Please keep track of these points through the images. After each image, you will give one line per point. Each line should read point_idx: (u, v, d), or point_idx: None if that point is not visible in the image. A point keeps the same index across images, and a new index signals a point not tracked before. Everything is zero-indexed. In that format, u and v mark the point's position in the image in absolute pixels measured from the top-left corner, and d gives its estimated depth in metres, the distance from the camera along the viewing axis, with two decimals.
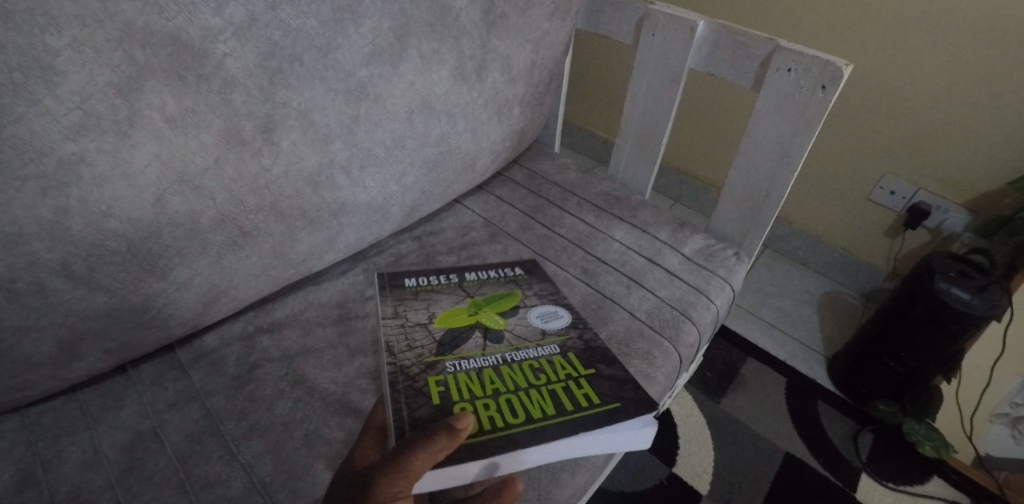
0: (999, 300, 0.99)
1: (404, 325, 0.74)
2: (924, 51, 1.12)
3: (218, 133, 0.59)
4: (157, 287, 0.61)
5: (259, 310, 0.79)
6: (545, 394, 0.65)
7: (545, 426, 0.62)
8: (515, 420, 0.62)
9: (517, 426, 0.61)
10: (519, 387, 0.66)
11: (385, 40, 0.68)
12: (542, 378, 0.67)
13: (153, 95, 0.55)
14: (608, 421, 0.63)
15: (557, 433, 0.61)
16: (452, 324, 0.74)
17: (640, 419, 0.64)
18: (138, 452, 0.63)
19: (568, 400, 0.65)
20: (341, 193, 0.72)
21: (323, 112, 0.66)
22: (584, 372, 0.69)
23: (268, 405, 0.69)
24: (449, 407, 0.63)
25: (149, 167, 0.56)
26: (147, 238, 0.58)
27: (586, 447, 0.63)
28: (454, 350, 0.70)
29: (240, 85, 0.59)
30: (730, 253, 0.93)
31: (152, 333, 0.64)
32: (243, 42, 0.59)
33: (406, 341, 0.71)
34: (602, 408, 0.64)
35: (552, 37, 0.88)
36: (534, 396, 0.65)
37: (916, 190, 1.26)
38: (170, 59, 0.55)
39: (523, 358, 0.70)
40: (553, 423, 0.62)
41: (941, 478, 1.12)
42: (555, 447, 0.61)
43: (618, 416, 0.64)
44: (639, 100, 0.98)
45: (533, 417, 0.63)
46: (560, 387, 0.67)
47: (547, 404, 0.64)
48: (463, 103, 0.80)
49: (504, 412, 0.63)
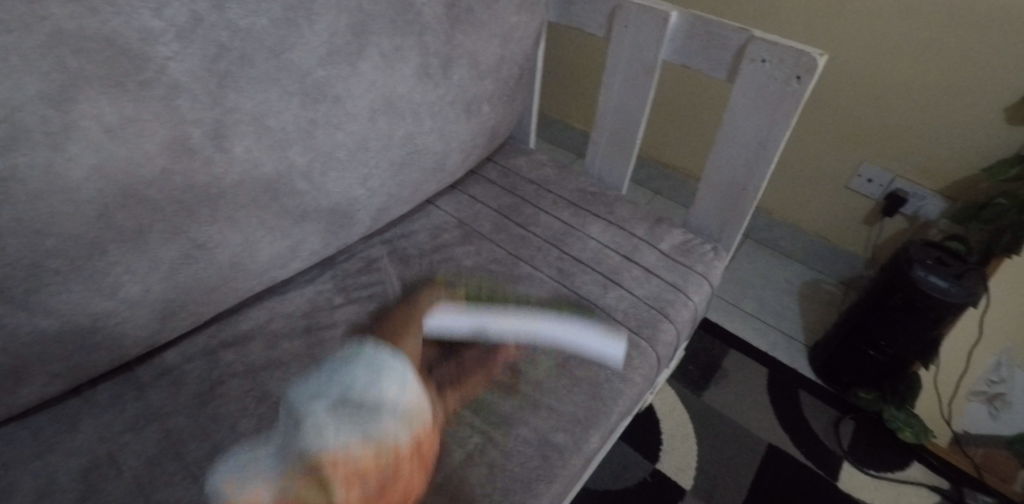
0: (975, 287, 0.99)
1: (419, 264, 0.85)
2: (901, 37, 1.11)
3: (164, 143, 0.56)
4: (106, 306, 0.58)
5: (223, 322, 0.76)
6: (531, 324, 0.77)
7: (529, 313, 0.78)
8: (507, 308, 0.78)
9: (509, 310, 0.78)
10: (512, 300, 0.80)
11: (342, 39, 0.64)
12: (529, 301, 0.80)
13: (88, 103, 0.51)
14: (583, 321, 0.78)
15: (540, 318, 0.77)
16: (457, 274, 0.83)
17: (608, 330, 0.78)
18: (95, 478, 0.61)
19: (549, 310, 0.79)
20: (302, 200, 0.69)
21: (278, 116, 0.63)
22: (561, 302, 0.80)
23: (232, 423, 0.66)
24: (459, 296, 0.79)
25: (89, 181, 0.52)
26: (91, 255, 0.55)
27: (566, 338, 0.76)
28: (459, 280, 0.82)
29: (186, 90, 0.56)
30: (708, 249, 0.92)
31: (106, 353, 0.61)
32: (188, 44, 0.55)
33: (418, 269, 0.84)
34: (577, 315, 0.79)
35: (522, 31, 0.85)
36: (522, 304, 0.79)
37: (893, 177, 1.25)
38: (107, 65, 0.51)
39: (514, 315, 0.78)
40: (536, 313, 0.78)
41: (920, 462, 1.13)
42: (537, 327, 0.77)
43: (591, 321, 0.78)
44: (613, 93, 0.96)
45: (523, 311, 0.78)
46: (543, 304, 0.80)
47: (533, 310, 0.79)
48: (429, 102, 0.77)
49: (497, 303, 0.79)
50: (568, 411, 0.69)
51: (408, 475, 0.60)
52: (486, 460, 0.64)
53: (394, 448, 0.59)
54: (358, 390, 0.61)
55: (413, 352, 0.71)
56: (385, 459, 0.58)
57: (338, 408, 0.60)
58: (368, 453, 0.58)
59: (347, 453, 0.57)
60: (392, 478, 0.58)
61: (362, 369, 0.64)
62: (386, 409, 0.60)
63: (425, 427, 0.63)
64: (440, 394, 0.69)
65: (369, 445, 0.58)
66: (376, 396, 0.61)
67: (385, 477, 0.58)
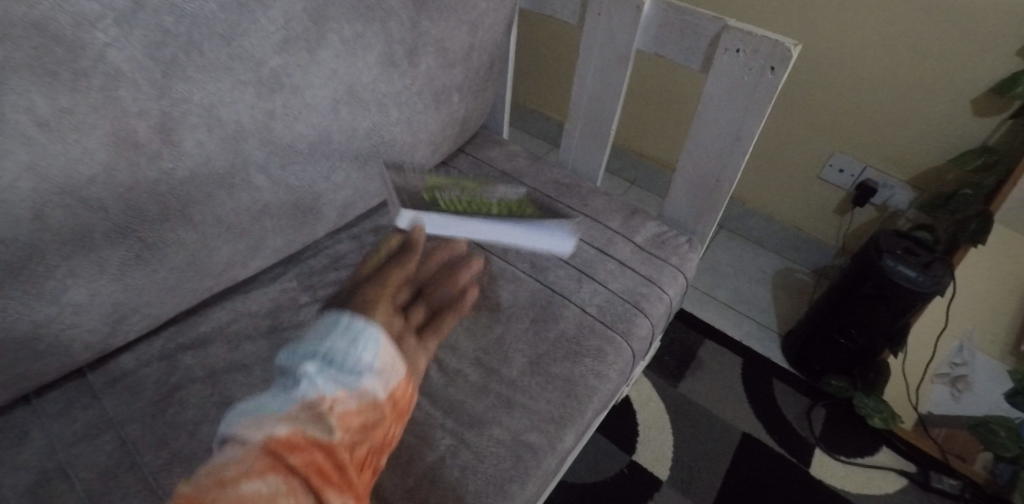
0: (942, 277, 1.01)
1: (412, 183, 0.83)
2: (872, 27, 1.10)
3: (105, 137, 0.52)
4: (48, 312, 0.55)
5: (181, 324, 0.73)
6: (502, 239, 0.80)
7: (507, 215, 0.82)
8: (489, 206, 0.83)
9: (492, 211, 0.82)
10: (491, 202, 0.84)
11: (300, 25, 0.61)
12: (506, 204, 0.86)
13: (18, 94, 0.47)
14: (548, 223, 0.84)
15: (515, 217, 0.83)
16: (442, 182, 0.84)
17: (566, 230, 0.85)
18: (43, 493, 0.57)
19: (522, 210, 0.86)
20: (262, 195, 0.65)
21: (232, 108, 0.59)
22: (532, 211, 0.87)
23: (191, 430, 0.63)
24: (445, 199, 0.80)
25: (20, 179, 0.48)
26: (27, 258, 0.51)
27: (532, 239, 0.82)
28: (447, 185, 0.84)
29: (128, 80, 0.52)
30: (683, 241, 0.91)
31: (50, 360, 0.58)
32: (128, 30, 0.51)
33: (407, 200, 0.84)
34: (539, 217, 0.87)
35: (492, 18, 0.82)
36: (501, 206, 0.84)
37: (864, 167, 1.26)
38: (36, 52, 0.47)
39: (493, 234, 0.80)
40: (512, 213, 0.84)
41: (888, 447, 1.15)
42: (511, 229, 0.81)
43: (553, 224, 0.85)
44: (586, 83, 0.94)
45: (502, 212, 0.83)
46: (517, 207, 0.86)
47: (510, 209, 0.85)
48: (395, 92, 0.74)
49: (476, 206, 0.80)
50: (543, 409, 0.68)
51: (389, 423, 0.53)
52: (459, 462, 0.62)
53: (377, 401, 0.51)
54: (337, 348, 0.51)
55: (387, 319, 0.57)
56: (372, 411, 0.50)
57: (320, 363, 0.50)
58: (353, 406, 0.49)
59: (336, 401, 0.48)
60: (376, 428, 0.50)
61: (337, 326, 0.53)
62: (368, 361, 0.51)
63: (410, 382, 0.55)
64: (419, 339, 0.60)
65: (357, 394, 0.49)
66: (361, 352, 0.51)
67: (370, 428, 0.50)
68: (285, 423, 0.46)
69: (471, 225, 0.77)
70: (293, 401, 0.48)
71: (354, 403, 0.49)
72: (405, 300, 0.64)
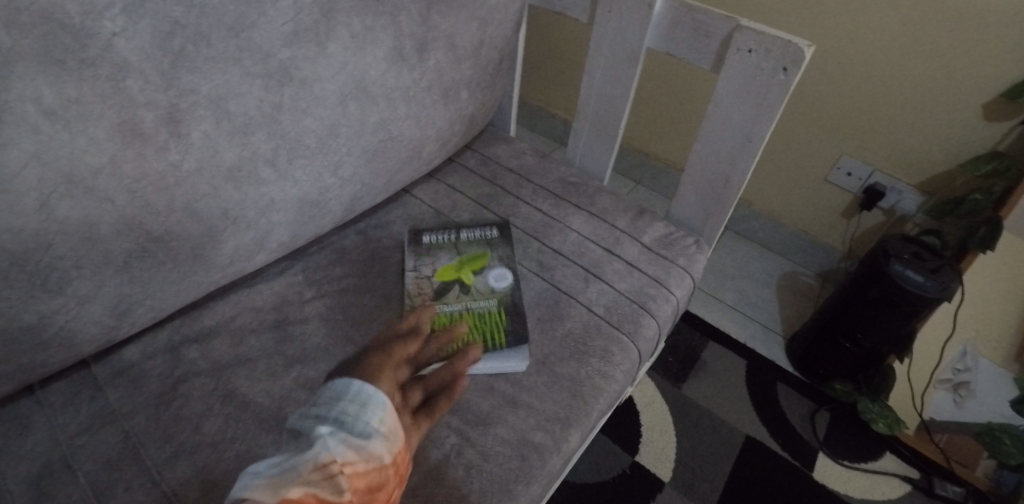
0: (950, 282, 1.00)
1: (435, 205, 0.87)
2: (884, 30, 1.09)
3: (112, 127, 0.52)
4: (53, 304, 0.54)
5: (186, 317, 0.72)
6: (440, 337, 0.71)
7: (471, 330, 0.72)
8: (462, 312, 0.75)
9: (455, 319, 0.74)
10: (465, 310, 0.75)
11: (309, 17, 0.60)
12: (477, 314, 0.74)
13: (25, 83, 0.47)
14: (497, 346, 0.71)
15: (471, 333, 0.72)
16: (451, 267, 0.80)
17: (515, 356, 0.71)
18: (46, 485, 0.57)
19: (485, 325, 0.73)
20: (268, 189, 0.65)
21: (240, 100, 0.58)
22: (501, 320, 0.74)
23: (195, 424, 0.63)
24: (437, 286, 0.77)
25: (26, 169, 0.48)
26: (33, 249, 0.51)
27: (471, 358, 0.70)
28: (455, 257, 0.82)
29: (136, 70, 0.52)
30: (690, 241, 0.90)
31: (54, 352, 0.57)
32: (136, 20, 0.51)
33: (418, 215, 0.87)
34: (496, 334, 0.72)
35: (501, 13, 0.82)
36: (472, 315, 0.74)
37: (872, 171, 1.25)
38: (44, 41, 0.47)
39: (454, 309, 0.75)
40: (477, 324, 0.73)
41: (892, 453, 1.14)
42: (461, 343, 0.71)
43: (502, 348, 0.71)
44: (596, 80, 0.93)
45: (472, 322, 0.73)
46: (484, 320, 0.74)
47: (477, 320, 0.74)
48: (404, 86, 0.73)
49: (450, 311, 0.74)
50: (548, 409, 0.67)
51: (391, 490, 0.50)
52: (463, 461, 0.62)
53: (383, 471, 0.49)
54: (348, 410, 0.50)
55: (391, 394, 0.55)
56: (377, 478, 0.49)
57: (323, 428, 0.49)
58: (365, 471, 0.48)
59: (347, 463, 0.47)
60: (381, 491, 0.49)
61: (343, 388, 0.52)
62: (380, 419, 0.51)
63: (408, 452, 0.53)
64: (415, 423, 0.57)
65: (367, 458, 0.48)
66: (372, 415, 0.50)
67: (376, 490, 0.49)
68: (296, 487, 0.45)
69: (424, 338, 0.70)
70: (303, 462, 0.47)
71: (363, 466, 0.48)
72: (405, 378, 0.59)
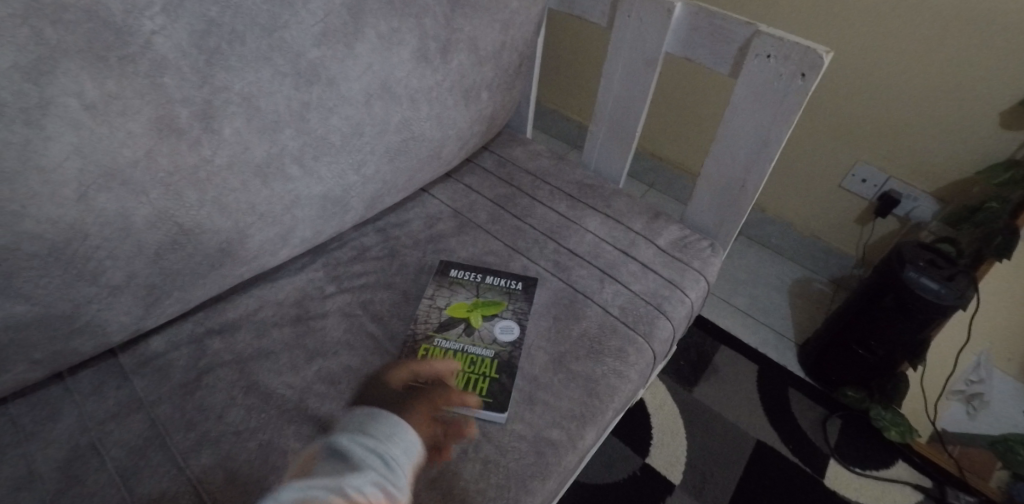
0: (966, 290, 0.99)
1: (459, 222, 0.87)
2: (900, 36, 1.09)
3: (149, 122, 0.53)
4: (87, 292, 0.56)
5: (210, 309, 0.74)
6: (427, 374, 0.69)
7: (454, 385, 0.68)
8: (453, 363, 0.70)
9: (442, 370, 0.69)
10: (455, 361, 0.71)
11: (338, 18, 0.62)
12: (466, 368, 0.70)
13: (69, 78, 0.49)
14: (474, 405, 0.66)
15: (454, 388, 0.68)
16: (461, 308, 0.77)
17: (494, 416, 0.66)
18: (75, 470, 0.59)
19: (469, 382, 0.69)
20: (294, 186, 0.66)
21: (270, 98, 0.60)
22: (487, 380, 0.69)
23: (219, 413, 0.64)
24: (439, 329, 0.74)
25: (68, 160, 0.50)
26: (70, 239, 0.52)
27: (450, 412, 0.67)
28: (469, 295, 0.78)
29: (172, 67, 0.53)
30: (705, 244, 0.91)
31: (86, 339, 0.59)
32: (174, 18, 0.53)
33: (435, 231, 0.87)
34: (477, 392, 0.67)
35: (522, 17, 0.83)
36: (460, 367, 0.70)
37: (887, 178, 1.25)
38: (87, 37, 0.49)
39: (451, 348, 0.72)
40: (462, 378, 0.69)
41: (905, 461, 1.13)
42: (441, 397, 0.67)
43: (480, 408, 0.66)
44: (613, 83, 0.94)
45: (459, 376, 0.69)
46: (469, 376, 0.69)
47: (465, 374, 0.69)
48: (427, 87, 0.74)
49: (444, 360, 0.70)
50: (564, 406, 0.68)
51: None
52: (480, 456, 0.63)
53: None
54: (391, 453, 0.55)
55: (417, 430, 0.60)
56: None
57: (364, 466, 0.53)
58: None
59: None
60: None
61: (390, 429, 0.56)
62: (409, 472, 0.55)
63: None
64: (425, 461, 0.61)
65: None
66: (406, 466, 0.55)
67: None
68: None
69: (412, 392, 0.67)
70: (340, 493, 0.50)
71: None
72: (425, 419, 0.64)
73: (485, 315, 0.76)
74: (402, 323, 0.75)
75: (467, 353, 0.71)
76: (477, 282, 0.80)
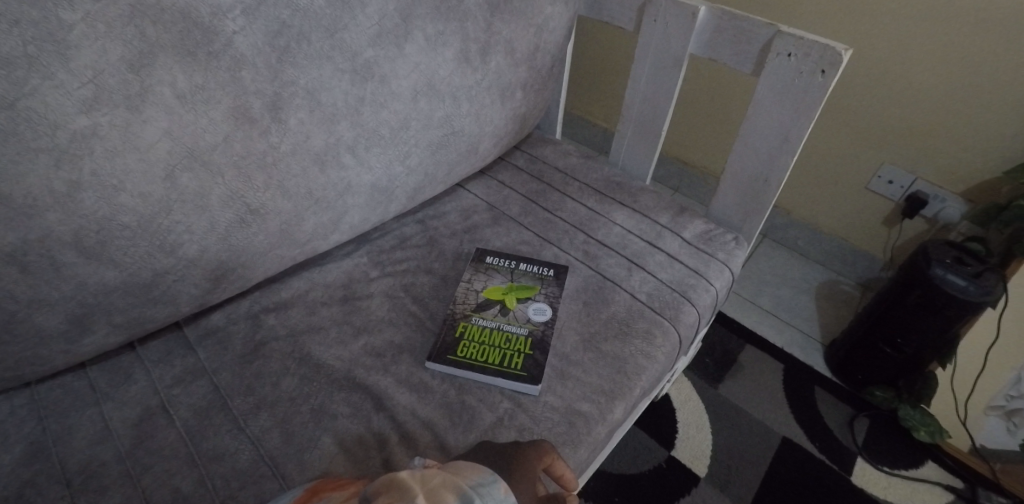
0: (995, 287, 1.00)
1: (495, 218, 0.93)
2: (921, 40, 1.13)
3: (228, 111, 0.61)
4: (166, 264, 0.62)
5: (265, 289, 0.80)
6: (465, 349, 0.73)
7: (493, 361, 0.72)
8: (492, 339, 0.75)
9: (482, 347, 0.74)
10: (493, 339, 0.75)
11: (391, 22, 0.69)
12: (504, 343, 0.74)
13: (164, 70, 0.56)
14: (511, 378, 0.70)
15: (496, 364, 0.72)
16: (498, 291, 0.81)
17: (530, 388, 0.70)
18: (148, 426, 0.65)
19: (507, 358, 0.72)
20: (347, 173, 0.72)
21: (329, 92, 0.67)
22: (523, 354, 0.73)
23: (274, 381, 0.70)
24: (477, 310, 0.78)
25: (160, 142, 0.57)
26: (157, 213, 0.59)
27: (490, 385, 0.71)
28: (505, 280, 0.83)
29: (249, 64, 0.61)
30: (729, 238, 0.94)
31: (163, 307, 0.66)
32: (252, 20, 0.60)
33: (469, 225, 0.92)
34: (514, 368, 0.71)
35: (555, 22, 0.88)
36: (497, 346, 0.74)
37: (914, 179, 1.27)
38: (181, 35, 0.57)
39: (488, 325, 0.76)
40: (501, 354, 0.73)
41: (936, 463, 1.13)
42: (481, 374, 0.71)
43: (517, 381, 0.70)
44: (640, 85, 0.99)
45: (499, 352, 0.73)
46: (507, 352, 0.73)
47: (503, 352, 0.73)
48: (467, 86, 0.80)
49: (483, 337, 0.75)
50: (593, 382, 0.72)
51: None
52: (516, 424, 0.67)
53: None
54: None
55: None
56: None
57: None
58: None
59: None
60: None
61: None
62: None
63: None
64: None
65: None
66: None
67: None
68: None
69: (454, 368, 0.71)
70: None
71: None
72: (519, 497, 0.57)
73: (522, 296, 0.81)
74: (442, 304, 0.80)
75: (504, 331, 0.76)
76: (511, 269, 0.85)
